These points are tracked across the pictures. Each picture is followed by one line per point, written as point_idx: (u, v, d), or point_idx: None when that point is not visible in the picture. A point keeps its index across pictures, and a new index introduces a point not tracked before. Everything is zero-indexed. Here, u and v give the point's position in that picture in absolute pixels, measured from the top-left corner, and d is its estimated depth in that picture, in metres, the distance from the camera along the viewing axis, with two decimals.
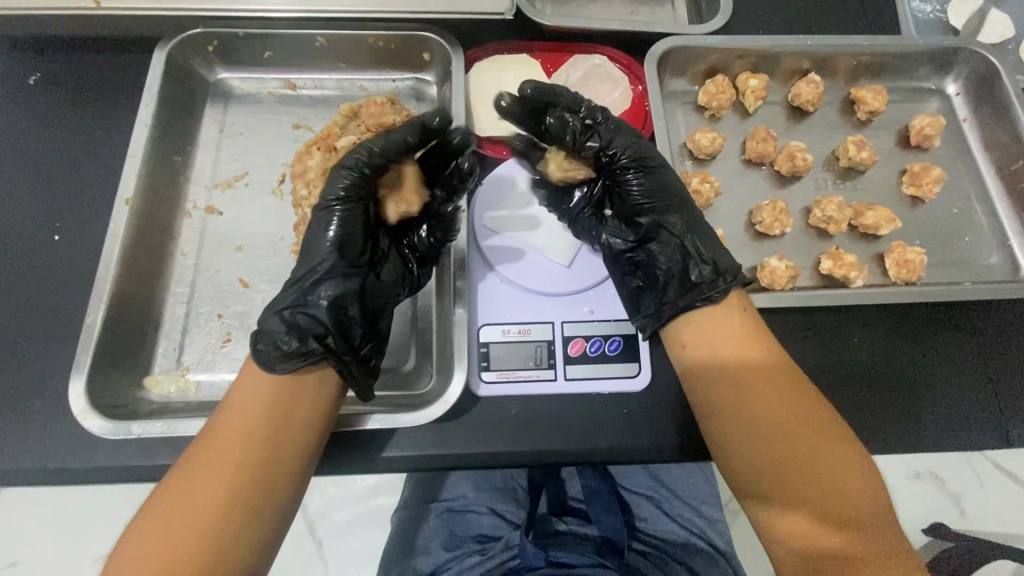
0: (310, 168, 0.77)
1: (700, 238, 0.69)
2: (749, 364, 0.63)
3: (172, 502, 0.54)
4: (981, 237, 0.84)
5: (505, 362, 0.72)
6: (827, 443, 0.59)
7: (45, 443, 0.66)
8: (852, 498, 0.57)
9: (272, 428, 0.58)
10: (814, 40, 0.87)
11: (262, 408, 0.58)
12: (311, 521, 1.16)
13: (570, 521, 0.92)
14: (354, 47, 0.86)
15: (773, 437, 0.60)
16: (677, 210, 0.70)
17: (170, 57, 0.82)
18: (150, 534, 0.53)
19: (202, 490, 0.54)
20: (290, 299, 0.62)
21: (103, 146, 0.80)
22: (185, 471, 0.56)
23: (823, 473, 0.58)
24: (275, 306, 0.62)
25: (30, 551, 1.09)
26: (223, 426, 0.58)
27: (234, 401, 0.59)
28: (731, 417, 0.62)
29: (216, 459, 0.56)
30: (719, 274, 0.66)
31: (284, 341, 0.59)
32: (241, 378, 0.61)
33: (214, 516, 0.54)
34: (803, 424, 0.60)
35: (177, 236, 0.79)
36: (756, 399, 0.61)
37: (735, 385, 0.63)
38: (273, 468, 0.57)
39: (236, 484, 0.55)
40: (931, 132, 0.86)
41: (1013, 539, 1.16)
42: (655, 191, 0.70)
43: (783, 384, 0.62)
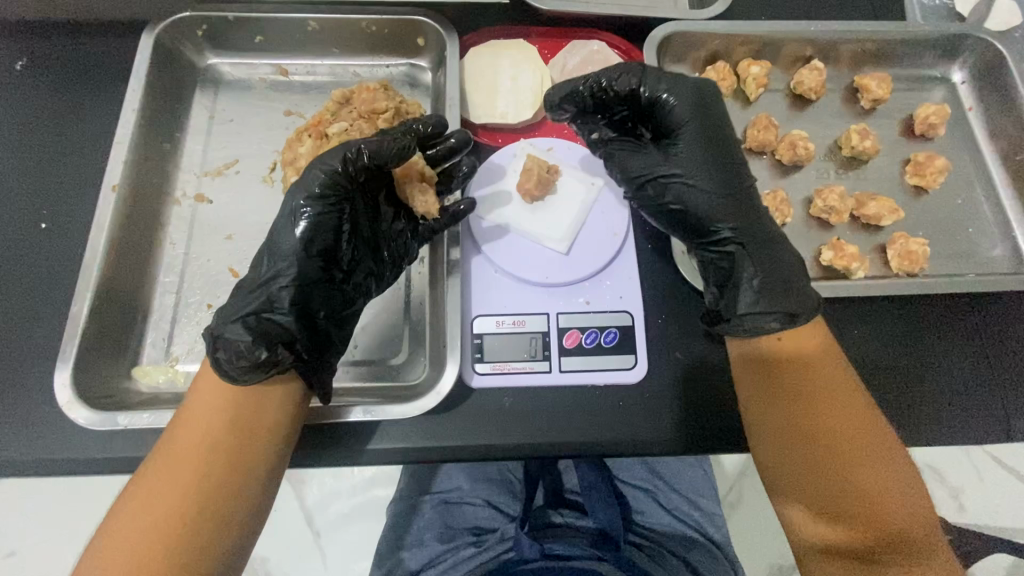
0: (300, 155, 0.75)
1: (764, 252, 0.64)
2: (819, 373, 0.63)
3: (141, 503, 0.53)
4: (985, 228, 0.82)
5: (499, 354, 0.71)
6: (880, 457, 0.59)
7: (31, 434, 0.65)
8: (900, 515, 0.57)
9: (246, 428, 0.58)
10: (817, 26, 0.85)
11: (233, 409, 0.58)
12: (308, 512, 1.16)
13: (566, 514, 0.90)
14: (346, 32, 0.84)
15: (812, 432, 0.60)
16: (751, 223, 0.66)
17: (158, 41, 0.80)
18: (115, 544, 0.52)
19: (174, 492, 0.54)
20: (246, 306, 0.59)
21: (91, 133, 0.78)
22: (149, 480, 0.55)
23: (855, 471, 0.58)
24: (226, 314, 0.60)
25: (26, 542, 1.09)
26: (191, 426, 0.57)
27: (201, 400, 0.59)
28: (772, 408, 0.62)
29: (187, 459, 0.55)
30: (785, 315, 0.61)
31: (249, 352, 0.57)
32: (204, 377, 0.60)
33: (185, 517, 0.53)
34: (860, 438, 0.60)
35: (166, 224, 0.77)
36: (818, 388, 0.62)
37: (784, 377, 0.62)
38: (246, 468, 0.57)
39: (206, 491, 0.54)
40: (936, 120, 0.84)
41: (1012, 532, 1.15)
42: (708, 175, 0.67)
43: (829, 379, 0.62)
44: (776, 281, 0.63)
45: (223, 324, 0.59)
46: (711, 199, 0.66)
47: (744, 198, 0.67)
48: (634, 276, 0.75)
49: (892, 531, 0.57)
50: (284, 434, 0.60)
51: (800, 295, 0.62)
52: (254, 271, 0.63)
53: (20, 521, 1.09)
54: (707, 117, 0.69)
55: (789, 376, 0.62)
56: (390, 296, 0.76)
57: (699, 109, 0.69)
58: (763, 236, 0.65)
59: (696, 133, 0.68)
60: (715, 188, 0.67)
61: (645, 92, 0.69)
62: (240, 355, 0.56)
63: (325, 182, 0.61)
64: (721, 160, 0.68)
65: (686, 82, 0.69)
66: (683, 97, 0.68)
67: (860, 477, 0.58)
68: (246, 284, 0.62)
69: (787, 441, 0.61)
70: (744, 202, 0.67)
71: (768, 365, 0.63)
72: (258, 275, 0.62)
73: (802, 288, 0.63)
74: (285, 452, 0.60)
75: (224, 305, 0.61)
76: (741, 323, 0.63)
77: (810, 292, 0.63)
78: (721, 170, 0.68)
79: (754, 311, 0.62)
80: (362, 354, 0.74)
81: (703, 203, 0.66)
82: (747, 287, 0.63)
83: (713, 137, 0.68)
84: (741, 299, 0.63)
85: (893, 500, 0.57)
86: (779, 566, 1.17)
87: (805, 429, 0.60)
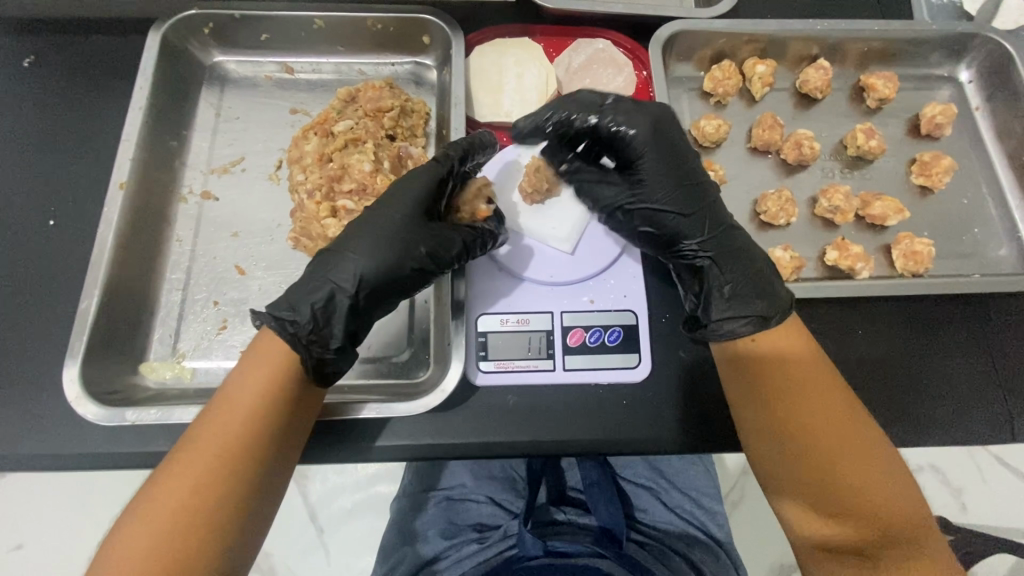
0: (308, 154, 0.76)
1: (736, 263, 0.66)
2: (794, 364, 0.62)
3: (164, 494, 0.52)
4: (991, 228, 0.82)
5: (503, 352, 0.71)
6: (863, 449, 0.58)
7: (38, 429, 0.65)
8: (891, 509, 0.56)
9: (278, 424, 0.58)
10: (824, 25, 0.85)
11: (269, 402, 0.57)
12: (312, 507, 1.17)
13: (568, 510, 0.92)
14: (352, 30, 0.84)
15: (804, 434, 0.59)
16: (725, 237, 0.67)
17: (164, 38, 0.80)
18: (149, 519, 0.51)
19: (203, 484, 0.53)
20: (338, 317, 0.61)
21: (99, 129, 0.79)
22: (191, 456, 0.54)
23: (851, 466, 0.57)
24: (314, 314, 0.59)
25: (35, 534, 1.10)
26: (223, 418, 0.56)
27: (237, 391, 0.57)
28: (759, 408, 0.61)
29: (216, 445, 0.54)
30: (756, 317, 0.63)
31: (335, 364, 0.61)
32: (244, 369, 0.59)
33: (214, 513, 0.52)
34: (844, 430, 0.59)
35: (172, 223, 0.78)
36: (794, 389, 0.60)
37: (772, 377, 0.61)
38: (269, 466, 0.57)
39: (249, 470, 0.55)
40: (942, 120, 0.84)
41: (1014, 532, 1.15)
42: (671, 198, 0.68)
43: (819, 381, 0.61)
44: (751, 295, 0.64)
45: (318, 332, 0.59)
46: (682, 221, 0.68)
47: (709, 208, 0.68)
48: (638, 274, 0.75)
49: (885, 529, 0.55)
50: (301, 431, 0.60)
51: (775, 299, 0.64)
52: (340, 269, 0.62)
53: (28, 513, 1.11)
54: (672, 147, 0.69)
55: (771, 381, 0.61)
56: None
57: (656, 136, 0.69)
58: (738, 246, 0.67)
59: (657, 160, 0.69)
60: (684, 208, 0.68)
61: (605, 126, 0.69)
62: (326, 362, 0.60)
63: (443, 237, 0.65)
64: (687, 184, 0.68)
65: (642, 109, 0.69)
66: (640, 126, 0.68)
67: (846, 472, 0.57)
68: (331, 278, 0.61)
69: (781, 439, 0.60)
70: (712, 214, 0.68)
71: (754, 369, 0.62)
72: (351, 281, 0.61)
73: (772, 288, 0.64)
74: (297, 448, 0.61)
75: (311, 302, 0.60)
76: (716, 329, 0.64)
77: (781, 291, 0.65)
78: (682, 185, 0.68)
79: (727, 311, 0.64)
80: (365, 351, 0.74)
81: (675, 225, 0.68)
82: (722, 291, 0.65)
83: (674, 166, 0.69)
84: (714, 308, 0.65)
85: (891, 501, 0.56)
86: (780, 565, 1.17)
87: (795, 427, 0.59)
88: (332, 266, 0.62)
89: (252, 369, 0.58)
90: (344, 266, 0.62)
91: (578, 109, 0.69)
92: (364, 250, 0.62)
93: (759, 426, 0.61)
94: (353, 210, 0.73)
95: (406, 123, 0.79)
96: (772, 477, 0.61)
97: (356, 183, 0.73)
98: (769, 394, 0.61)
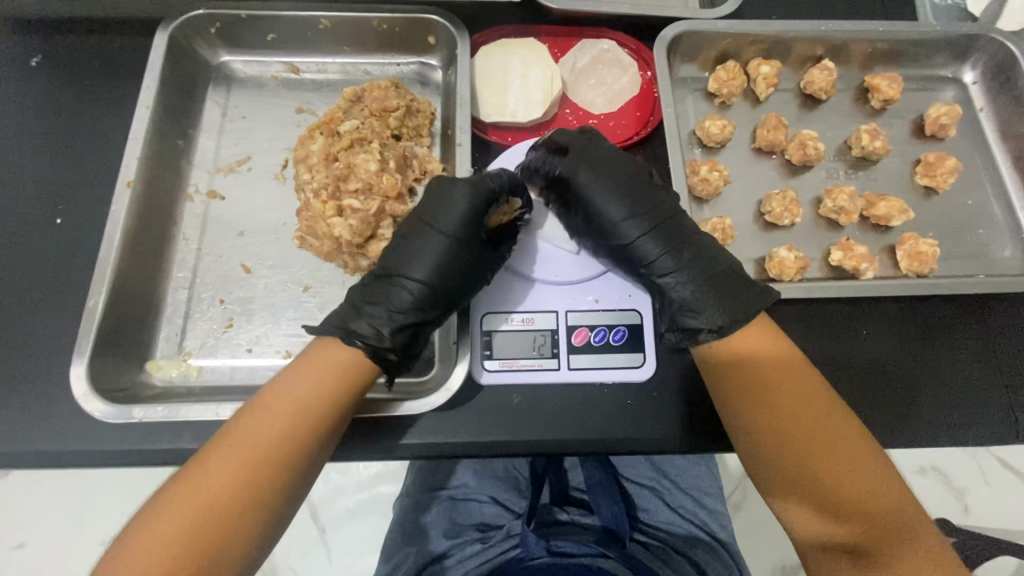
0: (314, 153, 0.76)
1: (695, 275, 0.65)
2: (774, 362, 0.62)
3: (205, 484, 0.52)
4: (996, 229, 0.82)
5: (508, 351, 0.71)
6: (849, 444, 0.58)
7: (45, 426, 0.66)
8: (881, 505, 0.55)
9: (326, 429, 0.58)
10: (829, 26, 0.85)
11: (324, 400, 0.58)
12: (314, 506, 1.17)
13: (572, 510, 0.92)
14: (358, 30, 0.84)
15: (790, 428, 0.59)
16: (690, 254, 0.66)
17: (171, 38, 0.81)
18: (182, 508, 0.51)
19: (246, 479, 0.53)
20: (392, 321, 0.62)
21: (106, 129, 0.79)
22: (242, 447, 0.54)
23: (837, 459, 0.57)
24: (375, 324, 0.61)
25: (39, 532, 1.10)
26: (264, 417, 0.56)
27: (297, 390, 0.58)
28: (749, 407, 0.61)
29: (270, 441, 0.55)
30: (721, 327, 0.63)
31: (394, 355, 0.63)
32: (306, 367, 0.59)
33: (238, 511, 0.52)
34: (825, 425, 0.58)
35: (179, 221, 0.78)
36: (775, 388, 0.60)
37: (758, 379, 0.61)
38: (307, 468, 0.56)
39: (293, 470, 0.55)
40: (947, 121, 0.84)
41: (1015, 534, 1.15)
42: (632, 213, 0.68)
43: (804, 388, 0.60)
44: (717, 295, 0.64)
45: (371, 335, 0.61)
46: (637, 240, 0.67)
47: (673, 224, 0.68)
48: None
49: (878, 526, 0.55)
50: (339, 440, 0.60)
51: (744, 299, 0.64)
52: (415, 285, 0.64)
53: (32, 512, 1.11)
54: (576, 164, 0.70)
55: (752, 382, 0.61)
56: None
57: (574, 156, 0.71)
58: (694, 245, 0.67)
59: (596, 183, 0.70)
60: (618, 204, 0.69)
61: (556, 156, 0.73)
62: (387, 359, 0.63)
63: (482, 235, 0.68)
64: (640, 202, 0.69)
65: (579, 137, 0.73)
66: (563, 160, 0.72)
67: (832, 467, 0.57)
68: (400, 284, 0.64)
69: (767, 435, 0.59)
70: (675, 230, 0.68)
71: (734, 375, 0.62)
72: (411, 286, 0.64)
73: (736, 292, 0.64)
74: (321, 465, 0.59)
75: (370, 312, 0.62)
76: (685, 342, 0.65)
77: (757, 292, 0.65)
78: (631, 202, 0.69)
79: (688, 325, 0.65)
80: None
81: (629, 243, 0.68)
82: (682, 310, 0.65)
83: (626, 185, 0.70)
84: (683, 316, 0.65)
85: (886, 497, 0.55)
86: (782, 566, 1.17)
87: (780, 424, 0.59)
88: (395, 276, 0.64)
89: (315, 368, 0.59)
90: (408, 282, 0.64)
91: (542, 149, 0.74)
92: (426, 258, 0.65)
93: (736, 426, 0.62)
94: (359, 209, 0.72)
95: (412, 122, 0.80)
96: (761, 473, 0.61)
97: (362, 182, 0.73)
98: (752, 389, 0.61)
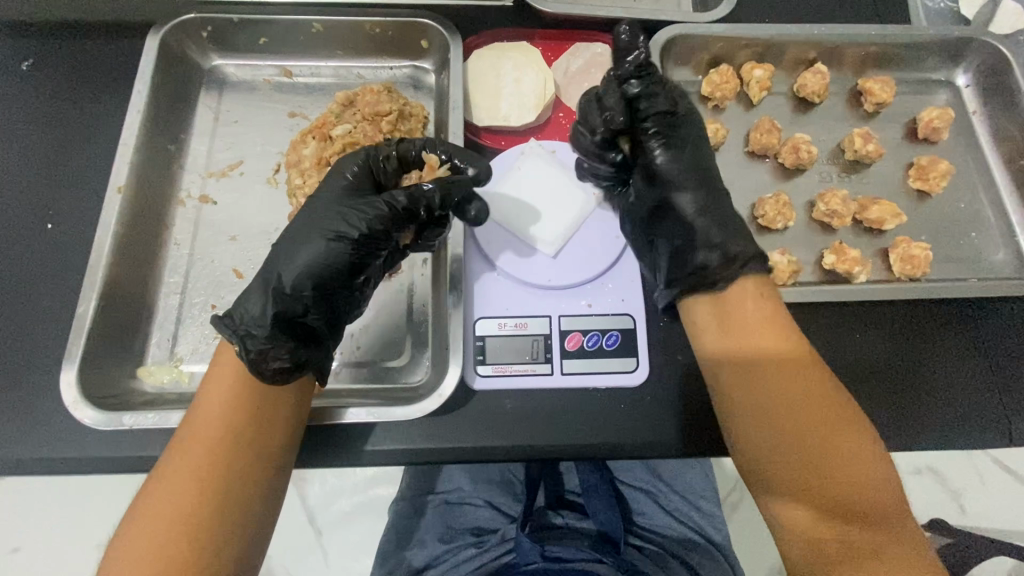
0: (306, 158, 0.76)
1: (718, 221, 0.66)
2: (777, 354, 0.61)
3: (152, 513, 0.53)
4: (988, 232, 0.82)
5: (501, 356, 0.71)
6: (846, 440, 0.57)
7: (35, 434, 0.65)
8: (875, 504, 0.55)
9: (253, 420, 0.58)
10: (822, 29, 0.85)
11: (235, 402, 0.58)
12: (309, 511, 1.16)
13: (567, 514, 0.91)
14: (351, 34, 0.84)
15: (788, 421, 0.59)
16: (716, 206, 0.68)
17: (163, 42, 0.80)
18: (140, 540, 0.52)
19: (190, 496, 0.54)
20: (262, 301, 0.59)
21: (96, 134, 0.79)
22: (173, 468, 0.55)
23: (834, 453, 0.57)
24: (248, 309, 0.58)
25: (32, 538, 1.10)
26: (204, 416, 0.58)
27: (207, 400, 0.58)
28: (748, 400, 0.60)
29: (199, 453, 0.56)
30: (733, 262, 0.64)
31: (274, 355, 0.57)
32: (210, 378, 0.60)
33: (196, 522, 0.53)
34: (822, 417, 0.58)
35: (170, 226, 0.78)
36: (777, 379, 0.60)
37: (760, 371, 0.61)
38: (252, 459, 0.57)
39: (232, 468, 0.56)
40: (939, 125, 0.84)
41: (1009, 536, 1.16)
42: (677, 169, 0.69)
43: (806, 383, 0.60)
44: (735, 248, 0.65)
45: (246, 321, 0.58)
46: (676, 194, 0.68)
47: (707, 181, 0.69)
48: (636, 279, 0.75)
49: (872, 524, 0.55)
50: (279, 422, 0.60)
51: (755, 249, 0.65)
52: (287, 258, 0.61)
53: (24, 517, 1.10)
54: (678, 110, 0.71)
55: (754, 371, 0.61)
56: (393, 291, 0.77)
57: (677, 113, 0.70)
58: (716, 198, 0.68)
59: (680, 138, 0.70)
60: (672, 162, 0.69)
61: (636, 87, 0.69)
62: (266, 358, 0.57)
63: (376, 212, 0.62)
64: (688, 165, 0.69)
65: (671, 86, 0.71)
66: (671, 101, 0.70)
67: (829, 462, 0.57)
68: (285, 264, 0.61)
69: (765, 428, 0.59)
70: (708, 189, 0.68)
71: (735, 364, 0.62)
72: (293, 268, 0.60)
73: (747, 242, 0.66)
74: (278, 447, 0.60)
75: (243, 296, 0.60)
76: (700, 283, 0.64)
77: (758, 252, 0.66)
78: (686, 160, 0.70)
79: (704, 276, 0.64)
80: (364, 355, 0.74)
81: (667, 197, 0.69)
82: (694, 245, 0.66)
83: (689, 144, 0.70)
84: (697, 255, 0.65)
85: (881, 494, 0.56)
86: (778, 568, 1.17)
87: (781, 418, 0.59)
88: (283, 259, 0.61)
89: (219, 378, 0.59)
90: (285, 261, 0.61)
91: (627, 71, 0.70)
92: (311, 236, 0.61)
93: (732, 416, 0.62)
94: None
95: (404, 127, 0.79)
96: (756, 471, 0.60)
97: None
98: (753, 381, 0.61)
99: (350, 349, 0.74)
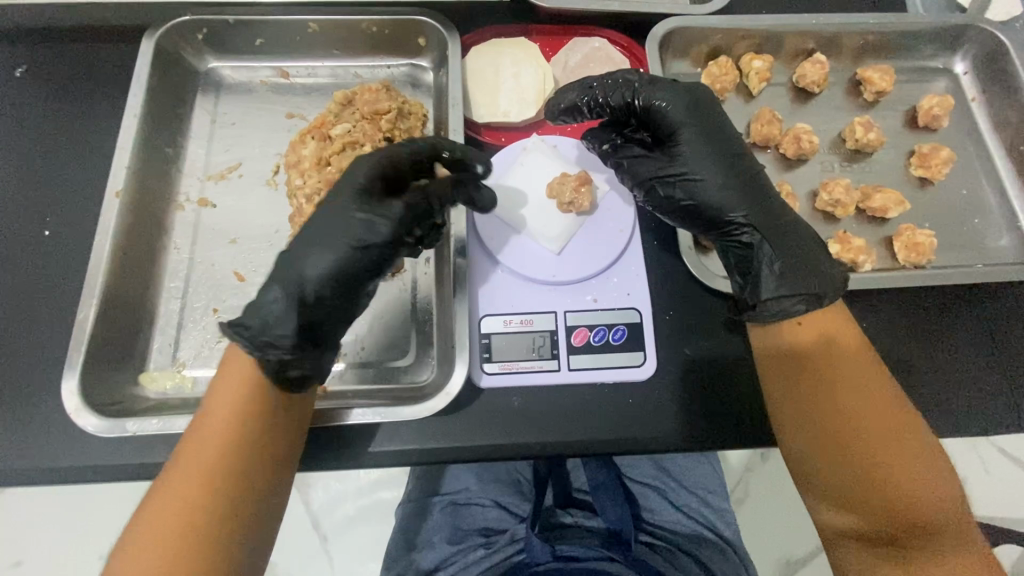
0: (307, 158, 0.75)
1: (782, 241, 0.64)
2: (834, 350, 0.62)
3: (158, 519, 0.52)
4: (991, 218, 0.82)
5: (507, 353, 0.70)
6: (899, 441, 0.59)
7: (36, 443, 0.64)
8: (928, 504, 0.57)
9: (262, 423, 0.57)
10: (820, 18, 0.85)
11: (244, 405, 0.57)
12: (314, 515, 1.15)
13: (576, 513, 0.91)
14: (347, 33, 0.83)
15: (842, 420, 0.60)
16: (782, 224, 0.65)
17: (158, 45, 0.80)
18: (146, 547, 0.51)
19: (198, 500, 0.53)
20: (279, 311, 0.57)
21: (92, 139, 0.78)
22: (181, 472, 0.54)
23: (888, 453, 0.58)
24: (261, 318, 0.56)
25: (34, 550, 1.08)
26: (214, 416, 0.57)
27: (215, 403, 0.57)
28: (804, 403, 0.61)
29: (207, 456, 0.54)
30: (805, 297, 0.62)
31: (296, 365, 0.57)
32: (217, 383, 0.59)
33: (205, 527, 0.52)
34: (879, 417, 0.60)
35: (169, 230, 0.77)
36: (834, 379, 0.61)
37: (816, 370, 0.62)
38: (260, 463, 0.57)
39: (240, 472, 0.55)
40: (939, 112, 0.84)
41: (1014, 522, 1.16)
42: (714, 177, 0.66)
43: (865, 381, 0.61)
44: (807, 279, 0.62)
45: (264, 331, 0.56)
46: (729, 208, 0.65)
47: (756, 188, 0.66)
48: (641, 273, 0.75)
49: (924, 523, 0.56)
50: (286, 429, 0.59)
51: (821, 275, 0.63)
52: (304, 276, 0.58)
53: (26, 529, 1.09)
54: (695, 106, 0.67)
55: (812, 368, 0.62)
56: (396, 291, 0.76)
57: (693, 109, 0.67)
58: (785, 226, 0.65)
59: (695, 134, 0.66)
60: (712, 173, 0.65)
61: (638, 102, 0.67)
62: (287, 367, 0.57)
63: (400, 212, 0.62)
64: (725, 164, 0.66)
65: (676, 84, 0.68)
66: (676, 101, 0.67)
67: (885, 463, 0.58)
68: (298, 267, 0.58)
69: (818, 428, 0.61)
70: (760, 197, 0.66)
71: (794, 363, 0.63)
72: (312, 273, 0.58)
73: (825, 272, 0.63)
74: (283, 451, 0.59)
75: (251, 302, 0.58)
76: (767, 309, 0.63)
77: (834, 269, 0.64)
78: (725, 162, 0.66)
79: (770, 297, 0.62)
80: (369, 356, 0.73)
81: (716, 206, 0.65)
82: (768, 273, 0.63)
83: (715, 137, 0.67)
84: (765, 285, 0.63)
85: (933, 494, 0.57)
86: (785, 561, 1.17)
87: (837, 419, 0.60)
88: (299, 262, 0.58)
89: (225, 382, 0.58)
90: (299, 265, 0.58)
91: (613, 89, 0.68)
92: (329, 241, 0.59)
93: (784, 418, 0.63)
94: None
95: (404, 125, 0.78)
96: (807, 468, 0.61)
97: None
98: (810, 380, 0.62)
99: (356, 350, 0.73)
